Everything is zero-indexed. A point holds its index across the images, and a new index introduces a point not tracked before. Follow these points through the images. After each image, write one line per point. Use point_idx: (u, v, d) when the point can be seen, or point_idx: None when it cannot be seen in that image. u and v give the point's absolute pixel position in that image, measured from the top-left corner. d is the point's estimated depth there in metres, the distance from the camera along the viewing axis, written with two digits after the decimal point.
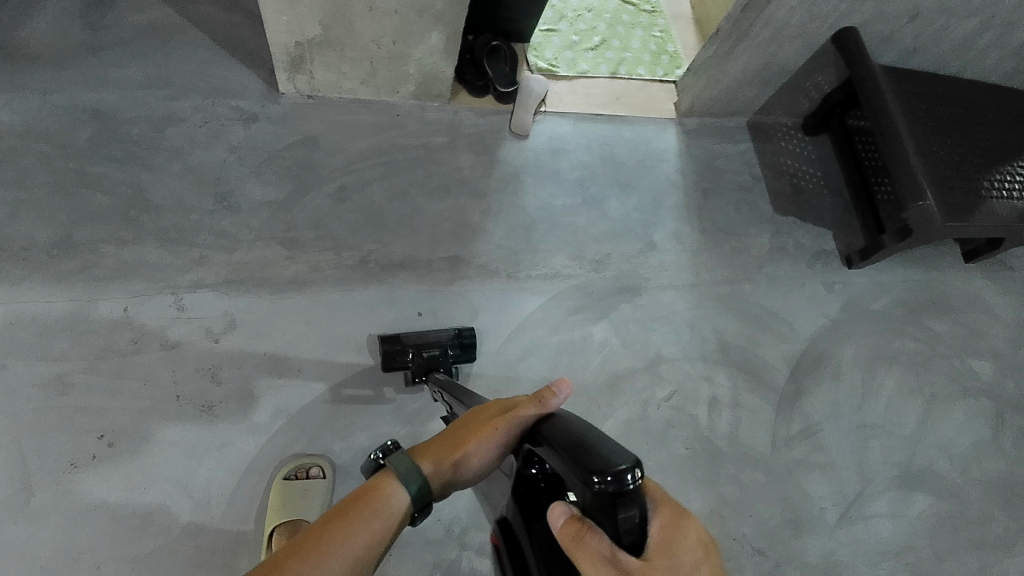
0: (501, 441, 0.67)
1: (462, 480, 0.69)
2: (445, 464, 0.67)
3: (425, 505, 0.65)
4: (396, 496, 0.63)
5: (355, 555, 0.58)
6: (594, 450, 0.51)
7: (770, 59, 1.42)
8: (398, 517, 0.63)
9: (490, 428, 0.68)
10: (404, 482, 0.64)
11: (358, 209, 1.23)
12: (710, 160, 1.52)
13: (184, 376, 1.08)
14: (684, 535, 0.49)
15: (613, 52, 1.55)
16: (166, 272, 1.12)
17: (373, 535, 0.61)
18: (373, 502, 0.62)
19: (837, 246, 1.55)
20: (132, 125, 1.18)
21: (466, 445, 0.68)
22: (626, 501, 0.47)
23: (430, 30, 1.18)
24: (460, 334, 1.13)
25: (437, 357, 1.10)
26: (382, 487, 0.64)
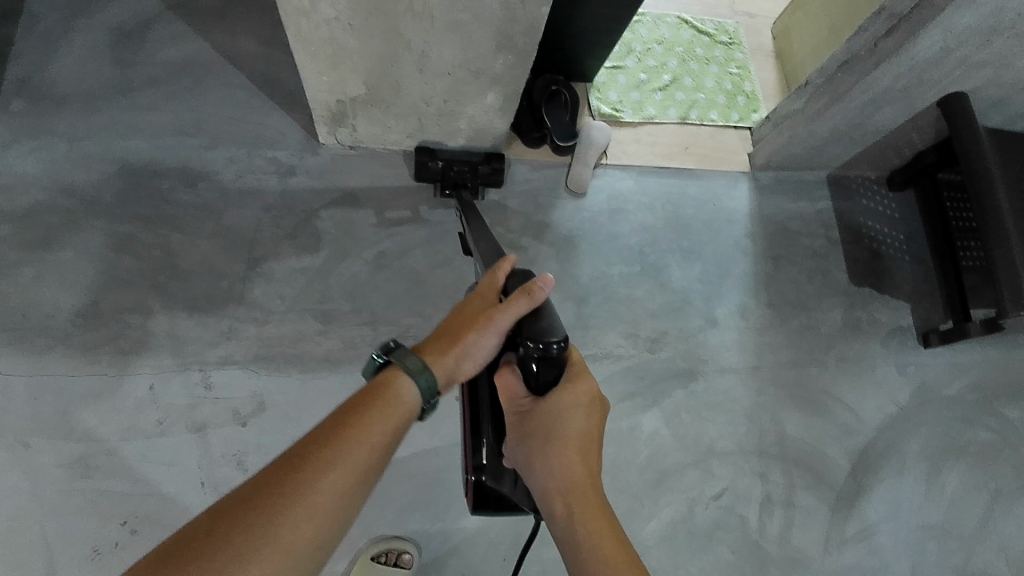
0: (499, 332, 0.71)
1: (463, 376, 0.72)
2: (449, 358, 0.70)
3: (433, 396, 0.67)
4: (407, 388, 0.65)
5: (375, 445, 0.60)
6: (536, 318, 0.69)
7: (864, 119, 1.27)
8: (411, 409, 0.65)
9: (486, 319, 0.71)
10: (413, 375, 0.66)
11: (398, 278, 1.14)
12: (782, 221, 1.38)
13: (210, 460, 1.03)
14: (577, 390, 0.70)
15: (684, 92, 1.40)
16: (194, 346, 1.05)
17: (393, 426, 0.62)
18: (386, 391, 0.64)
19: (914, 322, 1.41)
20: (162, 178, 1.10)
21: (466, 340, 0.71)
22: (545, 360, 0.67)
23: (486, 90, 1.05)
24: (490, 156, 1.19)
25: (464, 172, 1.17)
26: (390, 383, 0.65)
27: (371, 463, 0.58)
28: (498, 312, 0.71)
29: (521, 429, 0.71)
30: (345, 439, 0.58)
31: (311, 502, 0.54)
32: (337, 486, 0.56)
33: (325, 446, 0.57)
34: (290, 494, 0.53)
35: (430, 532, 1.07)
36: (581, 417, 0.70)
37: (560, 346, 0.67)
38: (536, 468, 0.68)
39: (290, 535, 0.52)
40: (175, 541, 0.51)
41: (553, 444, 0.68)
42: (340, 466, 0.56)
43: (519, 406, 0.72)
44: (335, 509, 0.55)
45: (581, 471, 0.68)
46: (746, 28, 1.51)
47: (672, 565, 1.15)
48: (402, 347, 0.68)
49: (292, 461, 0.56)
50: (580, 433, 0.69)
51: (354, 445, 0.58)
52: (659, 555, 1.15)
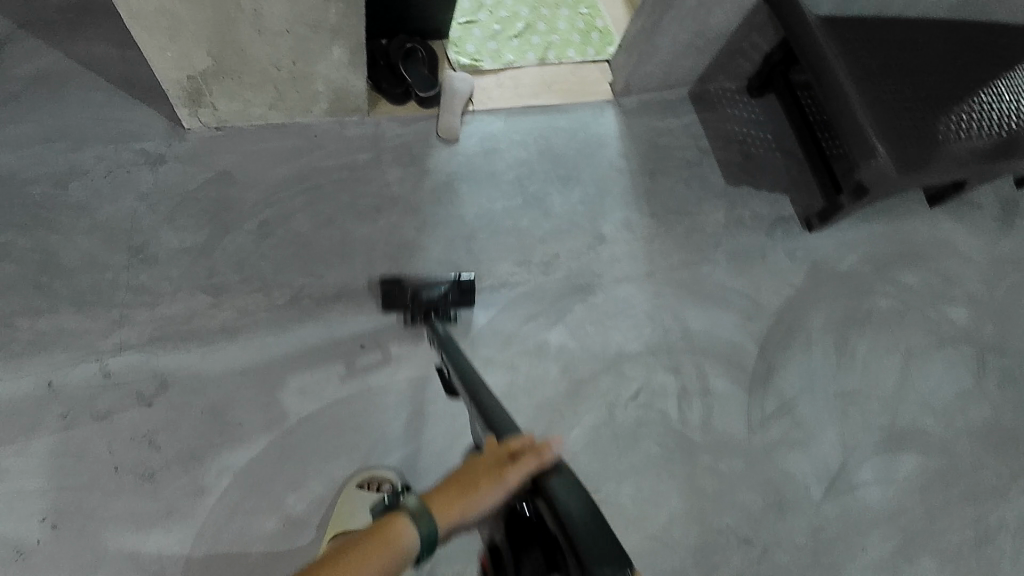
0: (510, 491, 0.59)
1: (466, 527, 0.60)
2: (454, 511, 0.58)
3: (431, 547, 0.56)
4: (405, 531, 0.55)
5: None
6: (578, 531, 0.52)
7: (702, 26, 1.35)
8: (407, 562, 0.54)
9: (500, 476, 0.59)
10: (415, 522, 0.56)
11: (283, 243, 1.17)
12: (653, 138, 1.46)
13: (121, 445, 1.03)
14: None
15: (538, 37, 1.48)
16: (88, 338, 1.07)
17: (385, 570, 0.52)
18: (386, 537, 0.54)
19: (795, 210, 1.49)
20: (33, 185, 1.12)
21: (476, 491, 0.59)
22: None
23: (329, 46, 1.10)
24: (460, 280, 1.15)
25: (437, 299, 1.13)
26: (392, 526, 0.55)
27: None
28: (511, 468, 0.59)
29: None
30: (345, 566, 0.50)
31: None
32: None
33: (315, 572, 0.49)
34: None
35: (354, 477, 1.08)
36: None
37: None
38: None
39: None
40: None
41: None
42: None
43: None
44: None
45: None
46: None
47: (602, 466, 1.19)
48: (409, 492, 0.58)
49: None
50: None
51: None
52: (587, 459, 1.18)
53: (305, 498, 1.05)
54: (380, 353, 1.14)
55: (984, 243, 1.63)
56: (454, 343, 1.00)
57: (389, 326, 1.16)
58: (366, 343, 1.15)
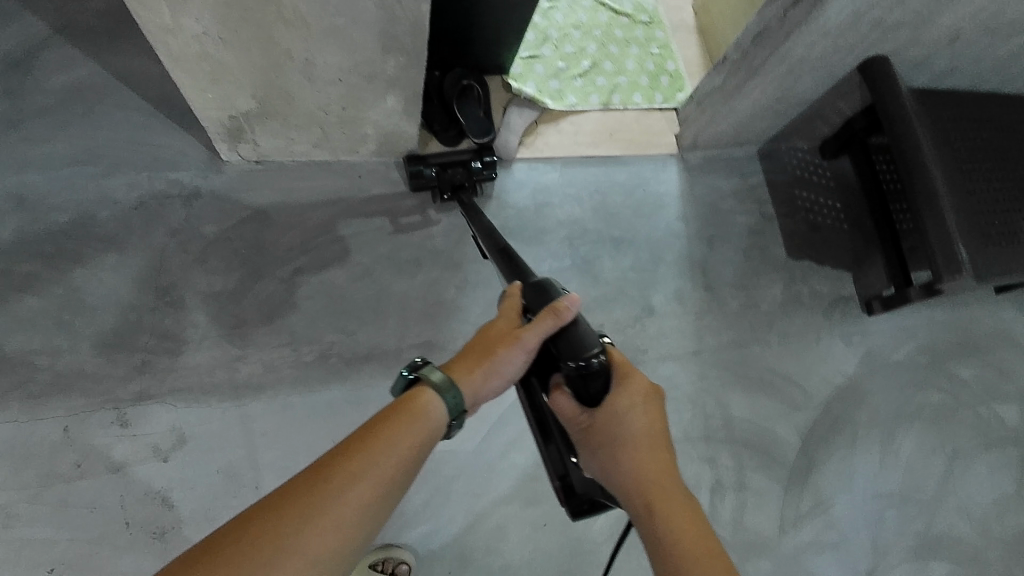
0: (527, 352, 0.68)
1: (493, 392, 0.69)
2: (476, 376, 0.67)
3: (460, 415, 0.66)
4: (433, 404, 0.63)
5: (402, 454, 0.58)
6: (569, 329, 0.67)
7: (787, 91, 1.23)
8: (439, 426, 0.63)
9: (513, 337, 0.68)
10: (440, 392, 0.65)
11: (316, 295, 1.11)
12: (715, 200, 1.36)
13: (132, 500, 1.00)
14: (631, 388, 0.68)
15: (604, 77, 1.37)
16: (107, 384, 1.02)
17: (415, 438, 0.60)
18: (413, 404, 0.62)
19: (856, 290, 1.40)
20: (60, 211, 1.06)
21: (493, 357, 0.68)
22: (593, 376, 0.64)
23: (384, 94, 1.02)
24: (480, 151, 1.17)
25: (459, 174, 1.15)
26: (418, 396, 0.64)
27: (398, 475, 0.56)
28: (525, 330, 0.68)
29: (586, 438, 0.67)
30: (378, 443, 0.57)
31: (335, 509, 0.51)
32: (361, 503, 0.53)
33: (352, 452, 0.56)
34: (311, 507, 0.51)
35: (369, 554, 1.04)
36: (640, 412, 0.67)
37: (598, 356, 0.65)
38: (609, 475, 0.65)
39: (316, 544, 0.50)
40: (208, 546, 0.48)
41: (621, 446, 0.65)
42: (365, 478, 0.54)
43: (578, 422, 0.68)
44: (363, 525, 0.52)
45: (659, 469, 0.64)
46: (665, 5, 1.48)
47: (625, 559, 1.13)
48: (430, 364, 0.66)
49: (319, 469, 0.54)
50: (644, 431, 0.66)
51: (381, 455, 0.56)
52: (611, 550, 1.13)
53: None
54: None
55: None
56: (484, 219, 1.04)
57: None
58: None
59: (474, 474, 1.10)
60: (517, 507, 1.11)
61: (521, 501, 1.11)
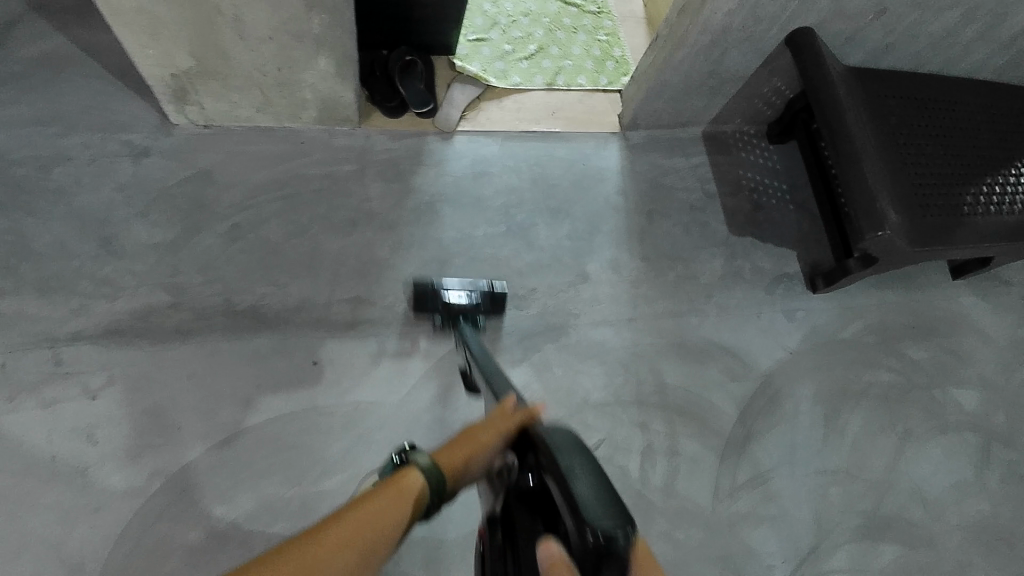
0: (497, 451, 0.70)
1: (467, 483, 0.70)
2: (457, 461, 0.68)
3: (434, 502, 0.65)
4: (415, 485, 0.62)
5: (385, 528, 0.56)
6: (576, 493, 0.49)
7: (716, 66, 1.27)
8: (417, 511, 0.62)
9: (497, 427, 0.70)
10: (424, 474, 0.64)
11: (251, 249, 1.16)
12: (656, 176, 1.39)
13: (60, 434, 1.04)
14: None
15: (550, 60, 1.43)
16: (45, 325, 1.07)
17: (393, 518, 0.57)
18: (398, 484, 0.61)
19: (801, 267, 1.41)
20: (18, 166, 1.14)
21: (475, 442, 0.69)
22: (612, 563, 0.45)
23: (315, 56, 1.08)
24: (494, 291, 1.15)
25: (462, 306, 1.12)
26: (405, 477, 0.63)
27: (378, 554, 0.55)
28: (504, 419, 0.71)
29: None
30: (360, 529, 0.55)
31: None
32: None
33: (337, 525, 0.54)
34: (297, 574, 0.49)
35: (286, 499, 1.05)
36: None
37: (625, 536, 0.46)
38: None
39: None
40: None
41: None
42: (349, 553, 0.52)
43: None
44: None
45: None
46: None
47: None
48: (419, 450, 0.66)
49: (304, 540, 0.51)
50: None
51: (368, 533, 0.55)
52: None
53: (233, 513, 1.03)
54: (331, 371, 1.12)
55: (1008, 323, 1.52)
56: (480, 348, 1.00)
57: (345, 345, 1.14)
58: (319, 360, 1.12)
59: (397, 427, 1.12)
60: None
61: None
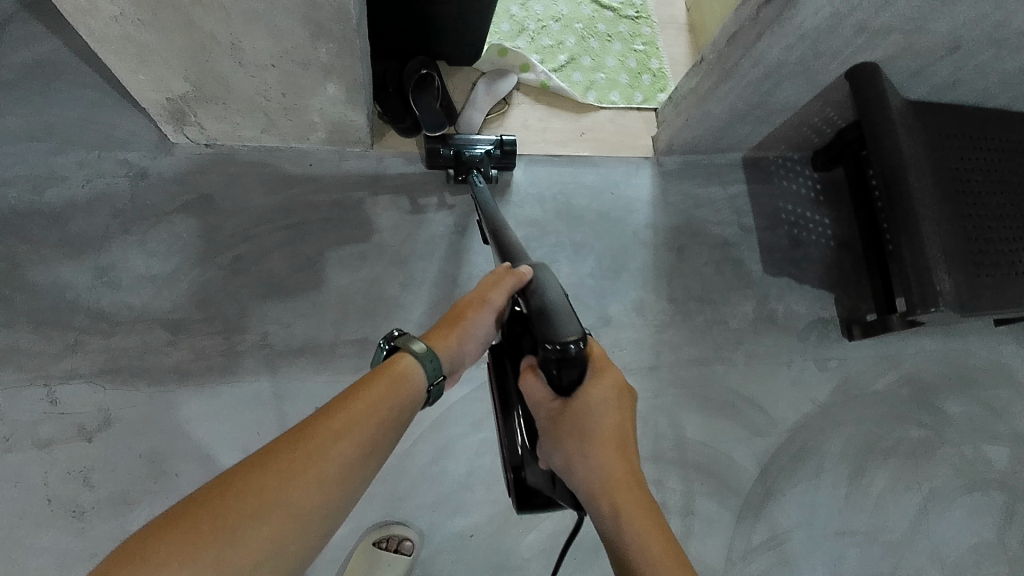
0: (494, 312, 0.71)
1: (467, 357, 0.72)
2: (450, 340, 0.70)
3: (439, 380, 0.66)
4: (412, 368, 0.64)
5: (383, 413, 0.58)
6: (550, 315, 0.60)
7: (765, 98, 1.15)
8: (420, 391, 0.63)
9: (481, 300, 0.71)
10: (420, 360, 0.65)
11: (254, 284, 1.09)
12: (689, 208, 1.29)
13: (55, 477, 1.00)
14: (607, 381, 0.65)
15: (581, 73, 1.31)
16: (40, 361, 1.02)
17: (392, 399, 0.60)
18: (393, 370, 0.62)
19: (837, 311, 1.32)
20: (9, 186, 1.06)
21: (466, 320, 0.71)
22: (568, 363, 0.58)
23: (323, 82, 0.98)
24: (501, 141, 1.15)
25: (477, 157, 1.14)
26: (398, 361, 0.64)
27: (382, 436, 0.57)
28: (490, 291, 0.71)
29: (555, 432, 0.64)
30: (360, 413, 0.57)
31: (322, 465, 0.52)
32: (347, 459, 0.53)
33: (331, 415, 0.55)
34: (296, 465, 0.51)
35: None
36: (612, 411, 0.65)
37: (578, 345, 0.57)
38: (575, 467, 0.63)
39: (301, 498, 0.49)
40: (188, 501, 0.48)
41: (587, 437, 0.63)
42: (350, 436, 0.54)
43: (548, 407, 0.64)
44: (347, 481, 0.53)
45: (623, 471, 0.63)
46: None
47: None
48: (409, 334, 0.67)
49: (303, 432, 0.54)
50: (614, 427, 0.64)
51: (363, 417, 0.56)
52: (537, 569, 1.09)
53: None
54: None
55: None
56: (488, 195, 1.02)
57: None
58: (322, 406, 1.07)
59: (401, 478, 1.08)
60: (444, 516, 1.08)
61: (447, 508, 1.08)
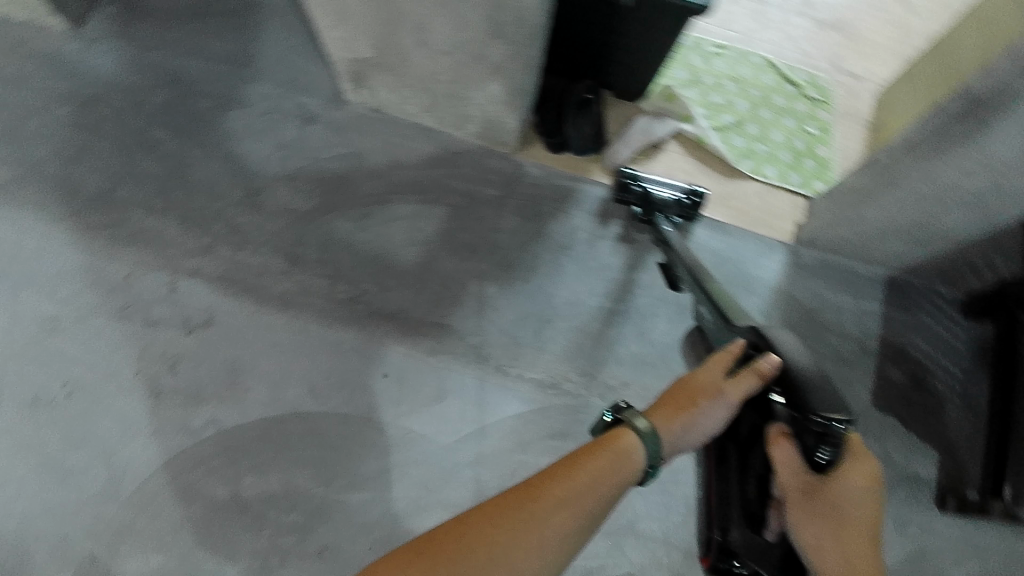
0: (730, 409, 0.70)
1: (687, 446, 0.69)
2: (675, 426, 0.68)
3: (655, 463, 0.66)
4: (633, 445, 0.65)
5: (600, 492, 0.60)
6: (808, 389, 0.69)
7: (926, 220, 1.08)
8: (638, 469, 0.64)
9: (717, 391, 0.70)
10: (642, 438, 0.65)
11: (371, 243, 1.16)
12: (811, 309, 1.23)
13: (149, 355, 1.09)
14: (860, 472, 0.66)
15: (743, 138, 1.30)
16: (174, 251, 1.13)
17: (616, 477, 0.62)
18: (614, 446, 0.64)
19: (937, 476, 1.18)
20: (203, 99, 1.21)
21: (694, 407, 0.69)
22: (830, 441, 0.65)
23: (490, 80, 1.04)
24: (690, 191, 1.15)
25: (666, 203, 1.15)
26: (619, 437, 0.65)
27: (599, 510, 0.60)
28: (729, 384, 0.71)
29: (806, 508, 0.66)
30: (589, 483, 0.60)
31: (546, 528, 0.56)
32: (567, 530, 0.57)
33: (563, 481, 0.60)
34: (526, 526, 0.56)
35: (311, 493, 1.06)
36: (866, 495, 0.66)
37: (843, 425, 0.66)
38: (823, 563, 0.64)
39: (525, 557, 0.55)
40: (431, 536, 0.54)
41: (842, 523, 0.65)
42: (574, 505, 0.58)
43: (797, 480, 0.67)
44: (566, 547, 0.57)
45: (870, 567, 0.65)
46: (843, 89, 1.37)
47: None
48: (631, 408, 0.68)
49: (534, 491, 0.58)
50: (862, 517, 0.66)
51: (589, 489, 0.60)
52: None
53: (259, 486, 1.05)
54: (397, 390, 1.10)
55: None
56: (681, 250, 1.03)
57: (420, 369, 1.11)
58: (389, 374, 1.11)
59: (437, 469, 1.08)
60: None
61: None
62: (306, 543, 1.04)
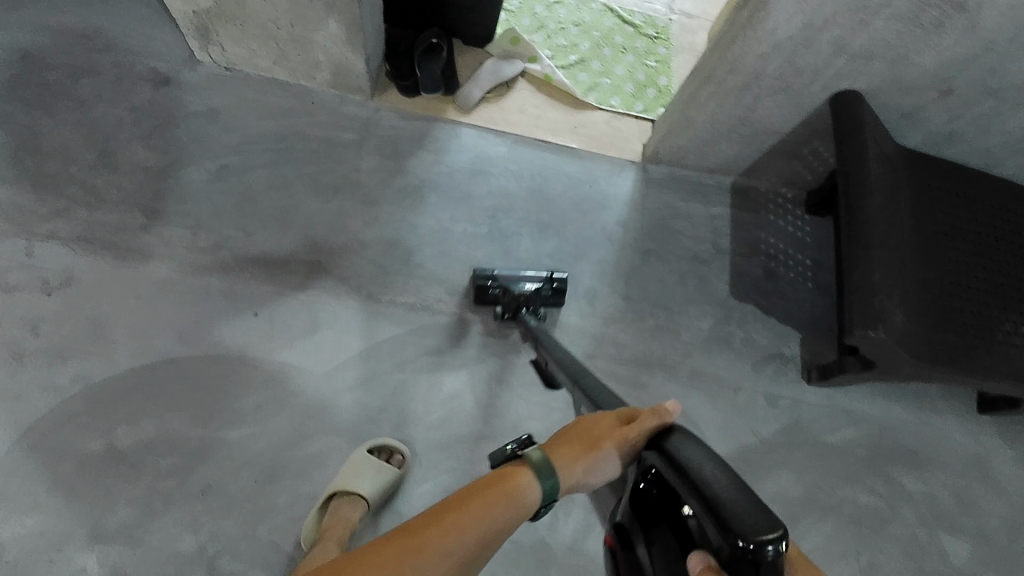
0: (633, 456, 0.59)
1: (582, 487, 0.61)
2: (577, 467, 0.60)
3: (551, 503, 0.60)
4: (528, 485, 0.59)
5: (488, 532, 0.55)
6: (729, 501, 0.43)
7: (747, 113, 1.17)
8: (528, 507, 0.58)
9: (619, 438, 0.60)
10: (538, 475, 0.59)
11: (231, 191, 1.18)
12: (665, 217, 1.30)
13: (7, 320, 1.08)
14: None
15: (588, 74, 1.39)
16: (28, 218, 1.13)
17: (502, 516, 0.56)
18: (507, 485, 0.58)
19: (800, 352, 1.27)
20: (51, 71, 1.22)
21: (597, 451, 0.60)
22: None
23: (325, 18, 1.09)
24: (551, 277, 1.16)
25: (527, 295, 1.13)
26: (515, 474, 0.59)
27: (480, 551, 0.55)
28: (630, 432, 0.59)
29: None
30: (469, 522, 0.55)
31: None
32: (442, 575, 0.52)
33: (441, 519, 0.54)
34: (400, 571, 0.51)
35: (186, 436, 1.06)
36: None
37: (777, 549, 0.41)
38: None
39: None
40: None
41: None
42: (452, 547, 0.53)
43: None
44: None
45: None
46: (678, 26, 1.48)
47: None
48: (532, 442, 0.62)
49: (410, 533, 0.53)
50: None
51: (470, 528, 0.54)
52: None
53: (133, 436, 1.05)
54: (268, 326, 1.12)
55: None
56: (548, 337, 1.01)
57: (290, 305, 1.14)
58: (260, 313, 1.13)
59: (315, 397, 1.10)
60: (344, 444, 1.08)
61: (348, 441, 1.08)
62: (186, 484, 1.03)
